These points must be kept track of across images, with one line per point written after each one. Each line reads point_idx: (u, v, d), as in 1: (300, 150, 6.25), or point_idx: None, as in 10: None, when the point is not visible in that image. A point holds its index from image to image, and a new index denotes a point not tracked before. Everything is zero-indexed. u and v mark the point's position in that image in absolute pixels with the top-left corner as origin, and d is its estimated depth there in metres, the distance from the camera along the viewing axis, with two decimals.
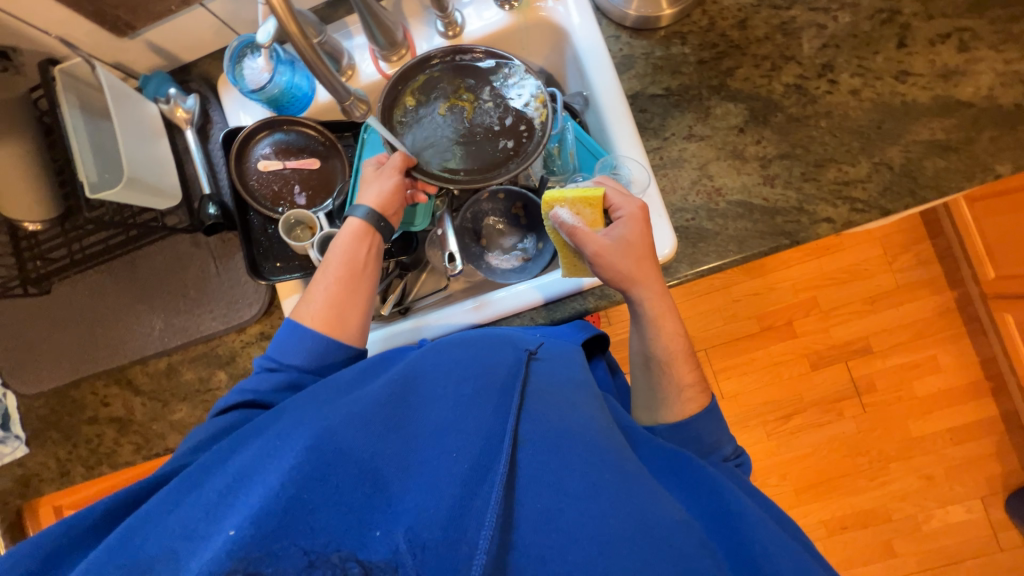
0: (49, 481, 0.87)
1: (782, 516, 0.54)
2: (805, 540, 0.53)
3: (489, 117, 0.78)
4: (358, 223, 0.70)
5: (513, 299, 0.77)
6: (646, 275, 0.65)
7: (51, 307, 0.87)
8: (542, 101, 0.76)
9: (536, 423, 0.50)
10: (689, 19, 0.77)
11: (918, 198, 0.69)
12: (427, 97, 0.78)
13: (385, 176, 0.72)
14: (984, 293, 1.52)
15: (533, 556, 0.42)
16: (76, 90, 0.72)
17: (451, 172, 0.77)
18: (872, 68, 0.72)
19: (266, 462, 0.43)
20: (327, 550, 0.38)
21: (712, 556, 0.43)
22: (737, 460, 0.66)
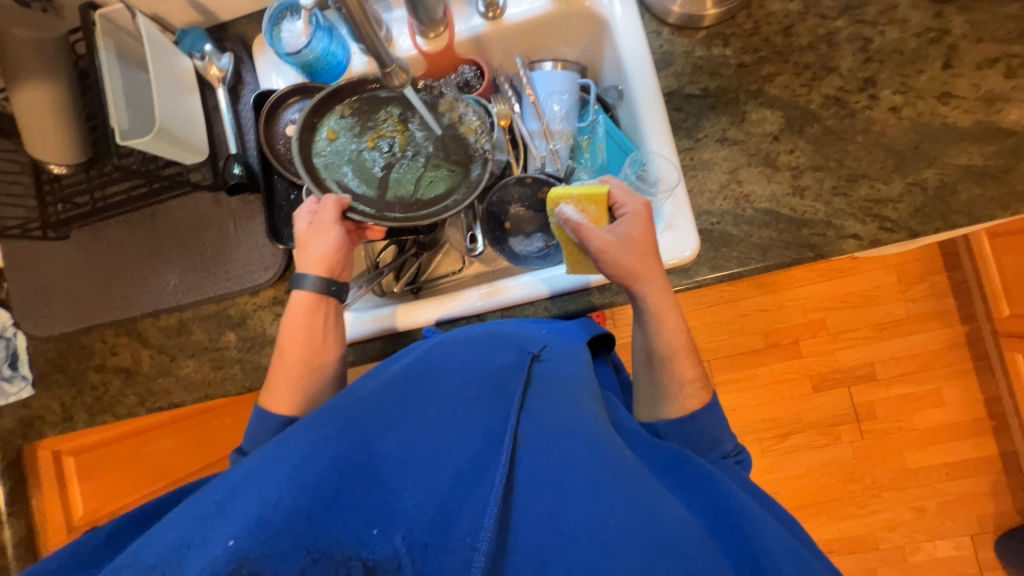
0: (51, 424, 0.88)
1: (783, 517, 0.53)
2: (806, 542, 0.52)
3: (419, 146, 0.76)
4: (305, 296, 0.68)
5: (526, 289, 0.76)
6: (649, 271, 0.64)
7: (68, 253, 0.87)
8: (478, 122, 0.76)
9: (538, 426, 0.49)
10: (733, 21, 0.76)
11: (948, 223, 0.68)
12: (353, 129, 0.74)
13: (322, 237, 0.67)
14: (996, 330, 1.50)
15: (533, 556, 0.40)
16: (115, 36, 0.72)
17: (396, 205, 0.74)
18: (915, 87, 0.71)
19: (262, 469, 0.42)
20: (332, 548, 0.37)
21: (715, 555, 0.42)
22: (739, 455, 0.65)
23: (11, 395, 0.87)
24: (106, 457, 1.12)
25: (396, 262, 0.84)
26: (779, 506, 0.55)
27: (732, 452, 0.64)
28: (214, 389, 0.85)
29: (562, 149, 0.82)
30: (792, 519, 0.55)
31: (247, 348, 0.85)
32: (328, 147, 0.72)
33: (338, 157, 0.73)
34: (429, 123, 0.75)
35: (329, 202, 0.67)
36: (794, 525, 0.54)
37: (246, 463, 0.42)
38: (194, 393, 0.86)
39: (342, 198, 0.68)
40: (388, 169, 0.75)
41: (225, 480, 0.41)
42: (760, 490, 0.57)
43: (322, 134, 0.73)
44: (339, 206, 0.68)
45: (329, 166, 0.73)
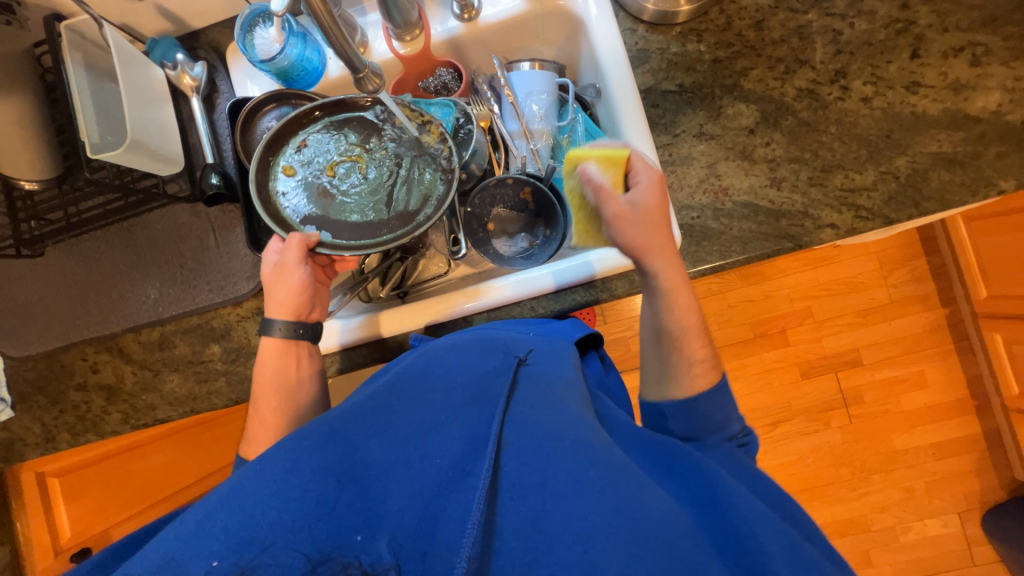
0: (33, 446, 0.86)
1: (780, 496, 0.51)
2: (806, 521, 0.50)
3: (383, 166, 0.73)
4: (274, 343, 0.66)
5: (528, 283, 0.76)
6: (663, 245, 0.62)
7: (44, 270, 0.85)
8: (439, 134, 0.73)
9: (521, 429, 0.48)
10: (706, 17, 0.76)
11: (921, 209, 0.70)
12: (311, 161, 0.71)
13: (286, 280, 0.66)
14: (975, 312, 1.54)
15: (518, 558, 0.41)
16: (82, 48, 0.70)
17: (369, 229, 0.71)
18: (885, 77, 0.72)
19: (242, 482, 0.41)
20: (327, 552, 0.39)
21: (700, 548, 0.41)
22: (743, 433, 0.62)
23: None
24: (95, 474, 1.10)
25: (383, 266, 0.83)
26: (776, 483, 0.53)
27: (734, 434, 0.60)
28: (200, 403, 0.84)
29: (543, 149, 0.83)
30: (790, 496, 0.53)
31: (233, 359, 0.84)
32: (289, 185, 0.70)
33: (301, 194, 0.70)
34: (390, 140, 0.74)
35: (294, 242, 0.65)
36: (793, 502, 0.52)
37: (229, 480, 0.42)
38: (179, 408, 0.85)
39: (307, 236, 0.66)
40: (355, 198, 0.72)
41: (210, 496, 0.41)
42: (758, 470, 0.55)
43: (281, 169, 0.70)
44: (305, 244, 0.66)
45: (294, 204, 0.70)
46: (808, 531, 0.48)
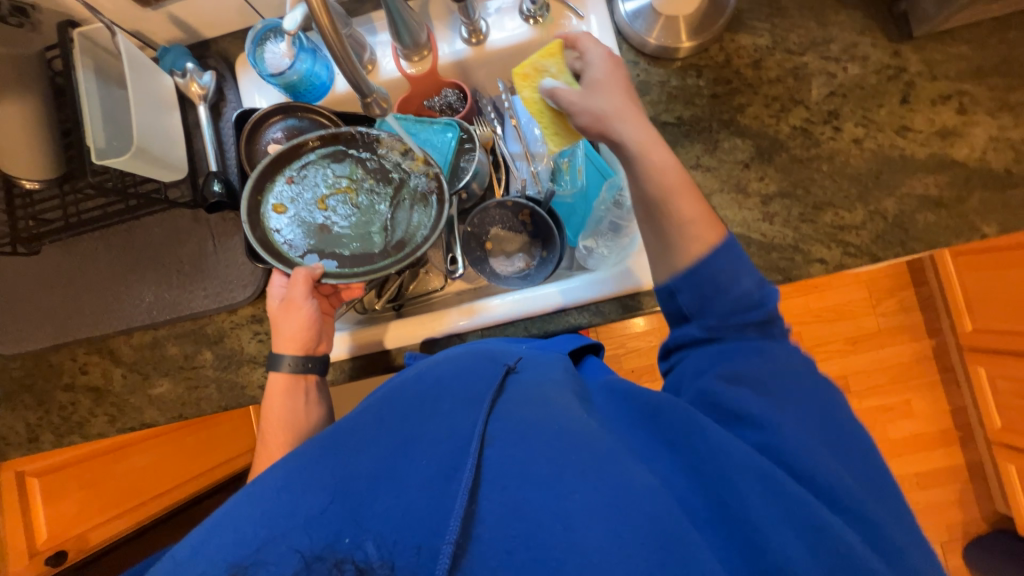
0: (15, 446, 0.86)
1: (808, 416, 0.45)
2: (840, 450, 0.44)
3: (375, 197, 0.72)
4: (281, 378, 0.67)
5: (543, 300, 0.77)
6: (623, 107, 0.59)
7: (38, 269, 0.85)
8: (425, 159, 0.71)
9: (503, 421, 0.47)
10: (706, 54, 0.78)
11: (907, 249, 0.72)
12: (301, 196, 0.70)
13: (294, 315, 0.68)
14: (961, 344, 1.57)
15: (500, 547, 0.39)
16: (93, 54, 0.71)
17: (367, 257, 0.70)
18: (875, 120, 0.75)
19: (236, 504, 0.43)
20: (321, 551, 0.39)
21: (684, 517, 0.41)
22: (761, 293, 0.51)
23: None
24: (76, 475, 1.09)
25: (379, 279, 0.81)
26: (813, 390, 0.47)
27: (752, 297, 0.50)
28: (189, 409, 0.84)
29: (543, 172, 0.86)
30: (827, 405, 0.46)
31: (224, 366, 0.84)
32: (283, 223, 0.69)
33: (295, 230, 0.69)
34: (381, 169, 0.72)
35: (299, 277, 0.66)
36: (831, 417, 0.45)
37: (223, 505, 0.43)
38: (167, 413, 0.84)
39: (312, 269, 0.67)
40: (349, 231, 0.71)
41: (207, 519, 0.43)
42: (796, 369, 0.48)
43: (271, 205, 0.69)
44: (310, 278, 0.67)
45: (290, 241, 0.69)
46: (837, 462, 0.43)
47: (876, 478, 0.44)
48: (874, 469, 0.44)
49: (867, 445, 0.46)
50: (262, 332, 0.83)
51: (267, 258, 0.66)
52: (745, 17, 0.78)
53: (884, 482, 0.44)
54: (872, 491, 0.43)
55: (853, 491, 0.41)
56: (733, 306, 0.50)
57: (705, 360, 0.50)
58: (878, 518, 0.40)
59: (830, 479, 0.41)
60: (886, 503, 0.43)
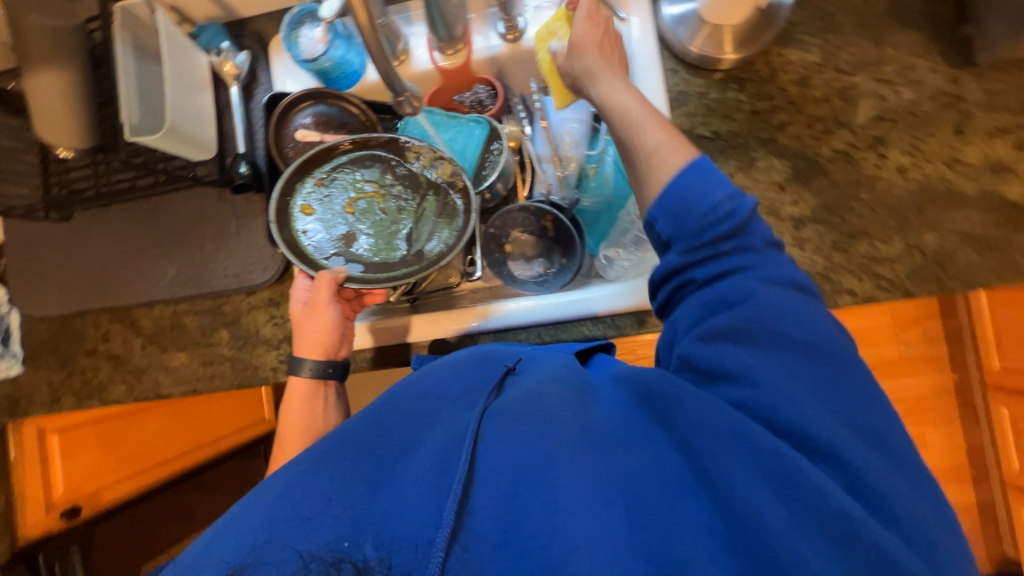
0: (38, 403, 0.90)
1: (800, 364, 0.42)
2: (846, 411, 0.40)
3: (401, 204, 0.72)
4: (302, 383, 0.68)
5: (559, 308, 0.76)
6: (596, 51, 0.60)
7: (68, 235, 0.87)
8: (451, 168, 0.71)
9: (497, 415, 0.46)
10: (751, 67, 0.75)
11: (944, 287, 0.69)
12: (330, 201, 0.70)
13: (317, 319, 0.67)
14: (985, 381, 1.51)
15: (489, 541, 0.40)
16: (133, 29, 0.72)
17: (391, 262, 0.70)
18: (924, 150, 0.71)
19: (243, 506, 0.43)
20: (321, 552, 0.40)
21: (680, 503, 0.40)
22: (734, 203, 0.47)
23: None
24: (95, 434, 1.12)
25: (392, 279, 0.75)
26: (808, 329, 0.43)
27: (723, 209, 0.47)
28: (203, 385, 0.86)
29: (569, 175, 0.82)
30: (824, 343, 0.42)
31: (239, 346, 0.85)
32: (311, 226, 0.69)
33: (322, 234, 0.69)
34: (408, 175, 0.73)
35: (324, 281, 0.66)
36: (831, 362, 0.42)
37: (229, 510, 0.44)
38: (182, 386, 0.86)
39: (336, 274, 0.66)
40: (375, 235, 0.71)
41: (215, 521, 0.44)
42: (789, 303, 0.44)
43: (299, 207, 0.69)
44: (333, 282, 0.66)
45: (316, 244, 0.69)
46: (835, 419, 0.40)
47: (891, 441, 0.40)
48: (881, 415, 0.41)
49: (873, 388, 0.43)
50: (278, 317, 0.84)
51: (294, 261, 0.66)
52: (796, 31, 0.74)
53: (892, 430, 0.41)
54: (875, 448, 0.40)
55: (851, 447, 0.38)
56: (704, 219, 0.47)
57: (691, 314, 0.47)
58: (880, 477, 0.38)
59: (841, 447, 0.38)
60: (890, 456, 0.40)
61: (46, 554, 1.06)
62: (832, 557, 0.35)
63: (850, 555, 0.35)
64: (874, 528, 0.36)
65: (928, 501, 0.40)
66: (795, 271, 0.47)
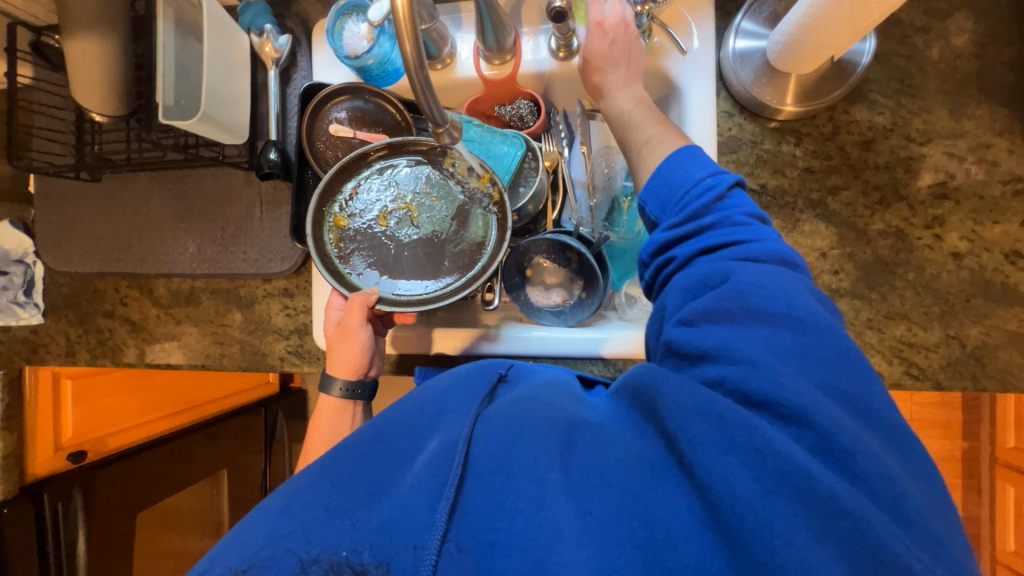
0: (55, 354, 0.93)
1: (781, 337, 0.40)
2: (822, 375, 0.39)
3: (437, 213, 0.70)
4: (332, 400, 0.70)
5: (573, 347, 0.74)
6: (618, 57, 0.65)
7: (96, 197, 0.88)
8: (488, 178, 0.69)
9: (492, 418, 0.45)
10: (812, 121, 0.70)
11: (977, 384, 0.66)
12: (365, 210, 0.69)
13: (350, 341, 0.68)
14: (995, 455, 1.46)
15: (479, 536, 0.38)
16: (176, 4, 0.69)
17: (424, 279, 0.69)
18: (985, 236, 0.66)
19: (245, 523, 0.41)
20: (315, 554, 0.38)
21: (668, 490, 0.37)
22: (717, 178, 0.50)
23: (21, 319, 0.91)
24: (106, 383, 1.16)
25: None
26: (786, 302, 0.42)
27: (705, 184, 0.50)
28: (212, 362, 0.88)
29: (601, 206, 0.81)
30: (801, 312, 0.41)
31: (250, 331, 0.86)
32: (347, 236, 0.69)
33: (358, 245, 0.69)
34: (445, 180, 0.70)
35: (358, 302, 0.65)
36: (809, 332, 0.40)
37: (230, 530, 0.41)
38: (192, 360, 0.88)
39: (369, 295, 0.65)
40: (409, 246, 0.70)
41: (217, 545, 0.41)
42: (767, 276, 0.43)
43: (336, 217, 0.69)
44: (365, 304, 0.66)
45: (349, 258, 0.69)
46: (812, 387, 0.38)
47: (880, 412, 0.39)
48: (865, 380, 0.39)
49: (854, 350, 0.41)
50: (291, 308, 0.85)
51: (326, 274, 0.66)
52: (868, 88, 0.69)
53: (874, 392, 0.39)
54: (856, 416, 0.38)
55: (823, 410, 0.36)
56: (685, 196, 0.51)
57: (676, 296, 0.47)
58: (873, 455, 0.35)
59: (830, 423, 0.36)
60: (871, 424, 0.38)
61: (50, 493, 1.07)
62: (821, 542, 0.32)
63: (847, 541, 0.32)
64: (858, 501, 0.33)
65: (913, 467, 0.38)
66: (778, 242, 0.47)
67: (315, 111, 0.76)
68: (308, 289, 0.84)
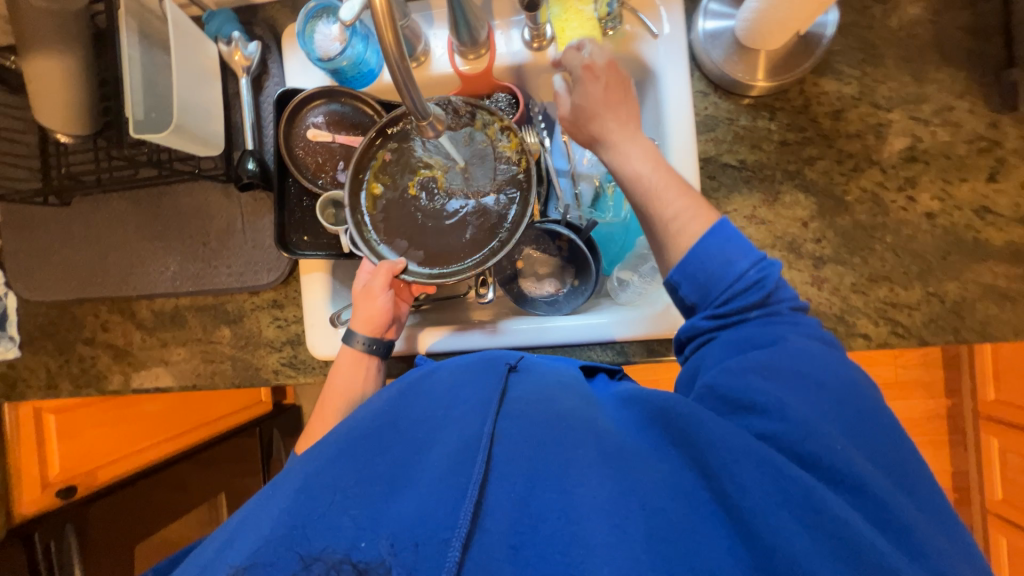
0: (35, 388, 0.89)
1: (822, 402, 0.43)
2: (858, 440, 0.42)
3: (465, 182, 0.71)
4: (350, 353, 0.69)
5: (571, 332, 0.74)
6: (615, 116, 0.61)
7: (66, 221, 0.85)
8: (517, 144, 0.69)
9: (512, 419, 0.46)
10: (784, 95, 0.72)
11: (959, 338, 0.68)
12: (396, 179, 0.71)
13: (371, 302, 0.68)
14: (978, 410, 1.52)
15: (504, 541, 0.38)
16: (139, 16, 0.68)
17: (444, 257, 0.70)
18: (955, 195, 0.69)
19: (260, 508, 0.43)
20: (323, 553, 0.37)
21: (703, 520, 0.38)
22: (760, 272, 0.50)
23: None
24: (90, 415, 1.14)
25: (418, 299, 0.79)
26: (829, 377, 0.45)
27: (749, 278, 0.50)
28: (203, 381, 0.85)
29: (586, 192, 0.81)
30: (840, 386, 0.45)
31: (241, 346, 0.84)
32: (379, 203, 0.70)
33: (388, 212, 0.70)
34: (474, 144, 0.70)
35: (383, 268, 0.66)
36: (845, 398, 0.44)
37: (246, 506, 0.44)
38: (182, 381, 0.86)
39: (395, 263, 0.67)
40: (437, 214, 0.71)
41: (231, 519, 0.43)
42: (812, 354, 0.47)
43: (372, 188, 0.70)
44: (392, 271, 0.67)
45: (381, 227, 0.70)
46: (848, 447, 0.41)
47: (906, 480, 0.42)
48: (900, 455, 0.43)
49: (886, 422, 0.44)
50: (281, 319, 0.83)
51: (359, 238, 0.67)
52: (835, 59, 0.71)
53: (897, 454, 0.43)
54: (886, 477, 0.41)
55: (859, 471, 0.40)
56: (729, 289, 0.50)
57: (718, 352, 0.50)
58: (899, 509, 0.39)
59: (861, 476, 0.39)
60: (895, 479, 0.41)
61: (41, 532, 1.07)
62: None
63: None
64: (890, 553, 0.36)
65: (938, 525, 0.41)
66: (817, 328, 0.50)
67: (292, 118, 0.76)
68: (298, 299, 0.83)
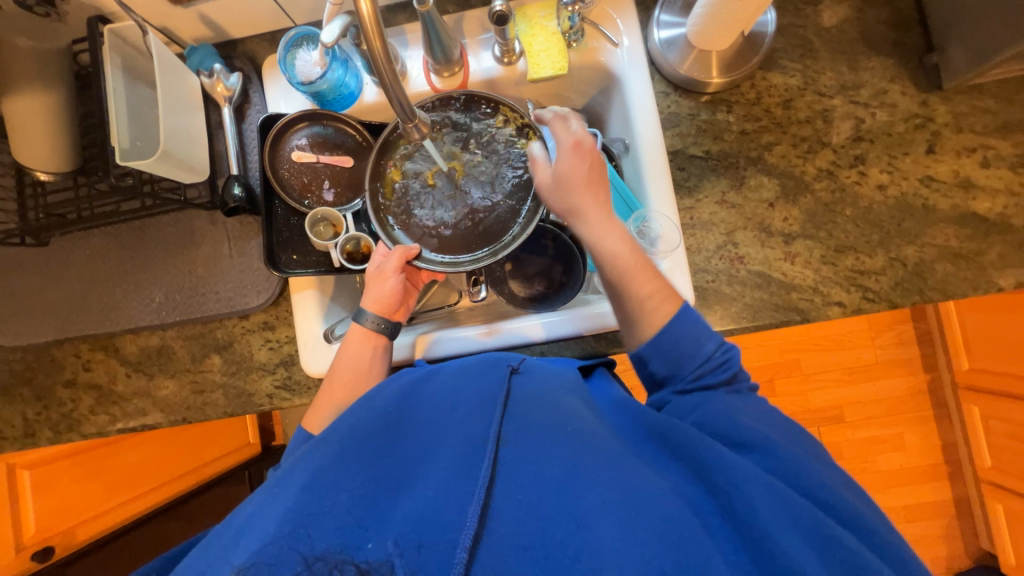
0: (10, 440, 0.84)
1: (797, 438, 0.47)
2: (836, 471, 0.45)
3: (481, 175, 0.76)
4: (360, 331, 0.69)
5: (565, 326, 0.75)
6: (588, 205, 0.60)
7: (44, 262, 0.83)
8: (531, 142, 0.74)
9: (517, 421, 0.48)
10: (737, 90, 0.79)
11: (925, 297, 0.73)
12: (414, 168, 0.75)
13: (385, 284, 0.70)
14: (955, 381, 1.59)
15: (512, 543, 0.39)
16: (122, 51, 0.70)
17: (456, 249, 0.75)
18: (901, 167, 0.75)
19: (265, 506, 0.42)
20: (329, 553, 0.36)
21: (706, 530, 0.40)
22: (724, 354, 0.53)
23: None
24: (69, 469, 1.08)
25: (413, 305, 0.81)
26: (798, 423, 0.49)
27: (714, 360, 0.52)
28: (194, 413, 0.83)
29: None
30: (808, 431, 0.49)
31: (232, 372, 0.83)
32: (398, 190, 0.75)
33: (407, 199, 0.75)
34: (490, 138, 0.75)
35: (398, 252, 0.70)
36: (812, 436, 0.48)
37: (253, 501, 0.44)
38: (172, 415, 0.83)
39: (409, 249, 0.71)
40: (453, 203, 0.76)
41: (237, 518, 0.43)
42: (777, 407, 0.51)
43: (390, 176, 0.74)
44: (406, 256, 0.71)
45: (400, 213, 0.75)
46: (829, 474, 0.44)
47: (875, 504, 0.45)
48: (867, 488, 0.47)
49: None
50: (273, 340, 0.83)
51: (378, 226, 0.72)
52: (778, 56, 0.78)
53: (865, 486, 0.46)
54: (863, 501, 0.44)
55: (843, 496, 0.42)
56: (697, 369, 0.52)
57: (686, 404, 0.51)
58: (880, 528, 0.41)
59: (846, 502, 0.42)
60: (872, 505, 0.44)
61: None
62: None
63: None
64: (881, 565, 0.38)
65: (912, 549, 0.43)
66: None
67: (276, 141, 0.78)
68: (289, 318, 0.83)
